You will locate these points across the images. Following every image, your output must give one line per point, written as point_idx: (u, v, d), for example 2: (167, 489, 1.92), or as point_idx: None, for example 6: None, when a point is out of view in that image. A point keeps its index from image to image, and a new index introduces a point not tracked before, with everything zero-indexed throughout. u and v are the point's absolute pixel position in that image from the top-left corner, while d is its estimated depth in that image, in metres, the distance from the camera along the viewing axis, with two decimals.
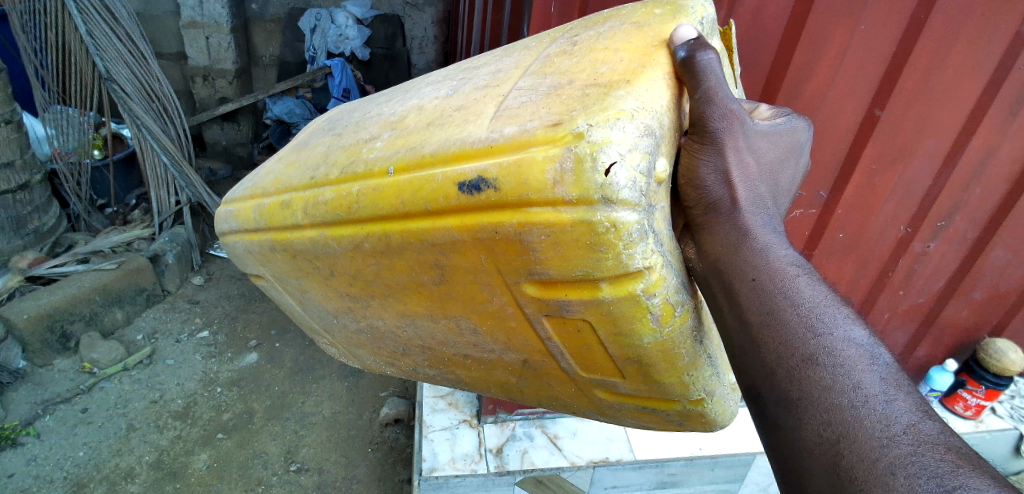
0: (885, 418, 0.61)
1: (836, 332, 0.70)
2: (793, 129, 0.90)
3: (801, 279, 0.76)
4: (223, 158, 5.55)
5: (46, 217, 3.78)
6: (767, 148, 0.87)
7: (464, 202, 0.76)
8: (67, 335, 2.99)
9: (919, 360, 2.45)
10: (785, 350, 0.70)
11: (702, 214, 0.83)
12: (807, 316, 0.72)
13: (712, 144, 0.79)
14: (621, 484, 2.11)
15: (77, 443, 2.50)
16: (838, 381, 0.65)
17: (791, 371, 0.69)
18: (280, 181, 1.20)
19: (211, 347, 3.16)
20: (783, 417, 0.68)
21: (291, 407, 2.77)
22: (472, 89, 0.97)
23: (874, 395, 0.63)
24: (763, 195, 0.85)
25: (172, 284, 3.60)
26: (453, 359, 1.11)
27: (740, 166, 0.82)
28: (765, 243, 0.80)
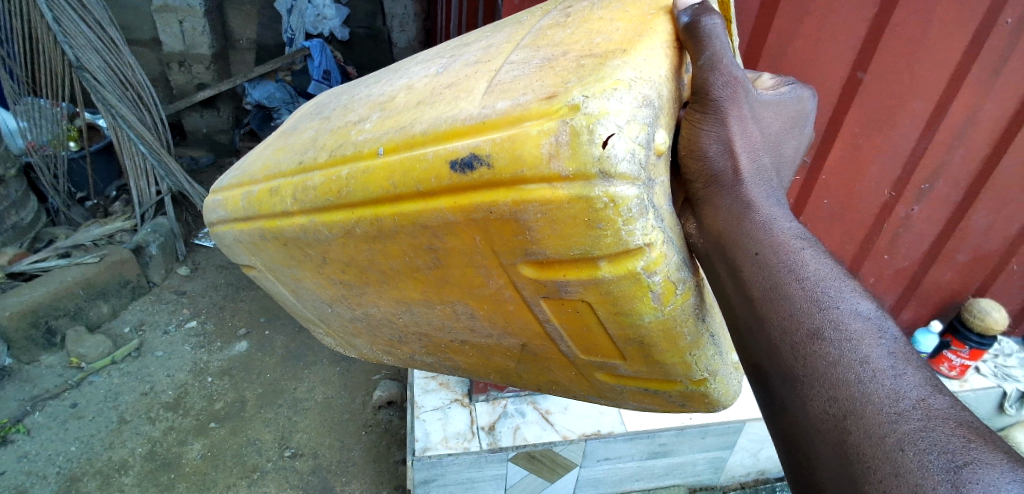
0: (894, 392, 0.57)
1: (842, 306, 0.67)
2: (795, 99, 0.91)
3: (805, 253, 0.74)
4: (205, 145, 5.41)
5: (24, 212, 3.69)
6: (772, 118, 0.88)
7: (457, 181, 0.74)
8: (52, 330, 2.96)
9: (905, 323, 2.47)
10: (789, 324, 0.68)
11: (704, 187, 0.84)
12: (812, 290, 0.69)
13: (715, 114, 0.79)
14: (613, 456, 2.13)
15: (68, 437, 2.49)
16: (844, 355, 0.62)
17: (796, 348, 0.66)
18: (268, 167, 1.17)
19: (200, 337, 3.14)
20: (788, 394, 0.65)
21: (284, 393, 2.77)
22: (463, 66, 0.94)
23: (883, 368, 0.59)
24: (766, 167, 0.86)
25: (158, 275, 3.55)
26: (451, 346, 1.10)
27: (744, 137, 0.82)
28: (766, 217, 0.79)
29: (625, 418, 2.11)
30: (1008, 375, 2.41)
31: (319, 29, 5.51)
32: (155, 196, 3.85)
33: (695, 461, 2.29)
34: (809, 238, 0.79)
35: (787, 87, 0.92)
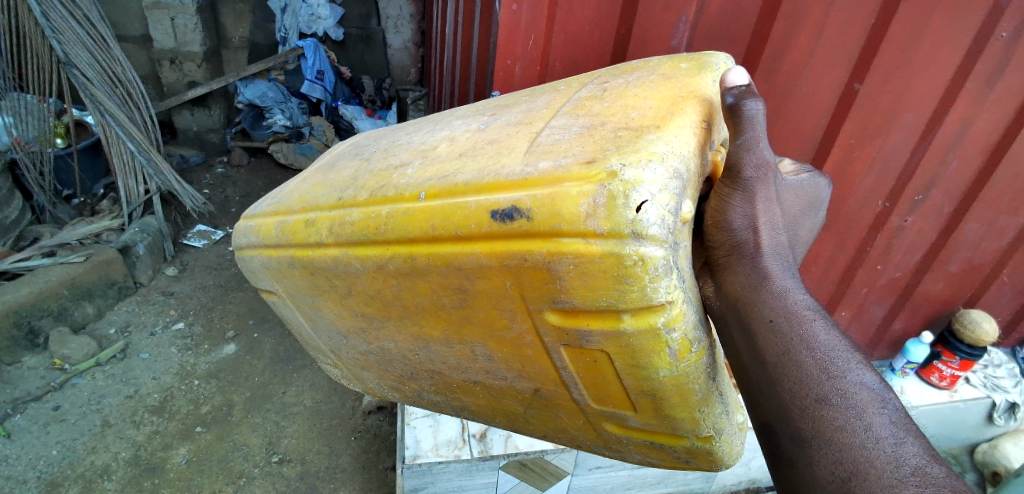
0: (895, 459, 0.70)
1: (849, 376, 0.78)
2: (805, 189, 0.99)
3: (816, 323, 0.83)
4: (195, 145, 5.30)
5: (8, 210, 3.64)
6: (792, 201, 0.96)
7: (495, 229, 0.75)
8: (35, 330, 2.89)
9: (896, 333, 2.49)
10: (800, 390, 0.78)
11: (726, 256, 0.90)
12: (823, 359, 0.79)
13: (743, 190, 0.85)
14: (604, 464, 2.13)
15: (50, 441, 2.42)
16: (850, 422, 0.74)
17: (807, 411, 0.77)
18: (305, 199, 1.16)
19: (187, 339, 3.09)
20: (796, 452, 0.77)
21: (272, 398, 2.73)
22: (504, 125, 0.95)
23: (885, 437, 0.72)
24: (784, 247, 0.91)
25: (145, 276, 3.49)
26: (462, 386, 1.08)
27: (770, 215, 0.88)
28: (778, 286, 0.86)
29: None
30: (997, 386, 2.45)
31: (313, 28, 5.55)
32: (143, 195, 3.79)
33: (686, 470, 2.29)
34: (819, 310, 0.86)
35: (795, 176, 0.98)
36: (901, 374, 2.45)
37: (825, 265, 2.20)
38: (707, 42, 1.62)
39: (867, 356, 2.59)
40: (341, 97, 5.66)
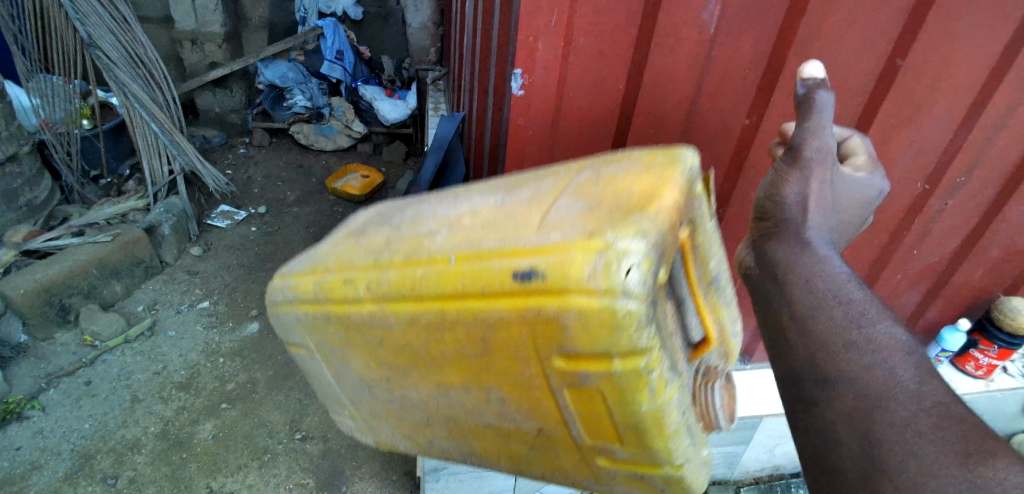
0: (916, 393, 0.63)
1: (877, 326, 0.71)
2: (875, 193, 0.95)
3: (851, 282, 0.77)
4: (217, 125, 5.35)
5: (38, 191, 3.73)
6: (848, 197, 0.93)
7: (514, 287, 0.68)
8: (66, 307, 2.96)
9: (930, 321, 2.41)
10: (824, 338, 0.72)
11: (774, 225, 0.88)
12: (853, 310, 0.73)
13: (801, 170, 0.85)
14: None
15: (83, 414, 2.45)
16: (874, 360, 0.67)
17: (829, 352, 0.70)
18: (344, 260, 0.93)
19: (212, 316, 3.15)
20: (813, 391, 0.70)
21: (294, 376, 2.77)
22: (519, 201, 0.84)
23: (909, 379, 0.65)
24: (833, 230, 0.89)
25: (170, 256, 3.55)
26: (474, 436, 0.99)
27: (825, 200, 0.87)
28: (821, 251, 0.81)
29: None
30: None
31: (331, 8, 5.46)
32: (168, 176, 3.82)
33: None
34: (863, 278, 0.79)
35: (868, 174, 0.95)
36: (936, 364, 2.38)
37: (855, 252, 2.12)
38: (741, 19, 1.44)
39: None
40: (361, 76, 5.60)
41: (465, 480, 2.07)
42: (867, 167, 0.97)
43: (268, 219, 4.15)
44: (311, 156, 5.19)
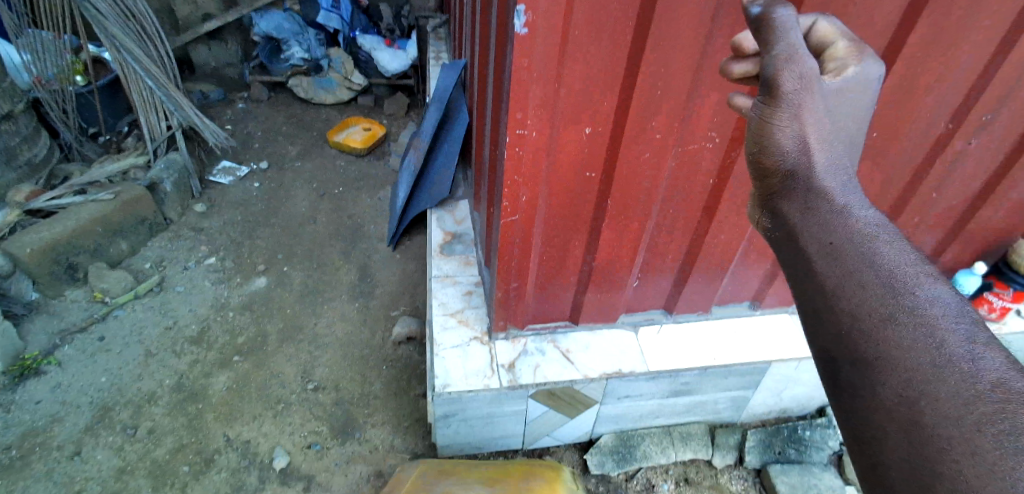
0: (971, 374, 0.59)
1: (918, 293, 0.68)
2: (872, 79, 0.89)
3: (880, 242, 0.73)
4: (215, 80, 5.22)
5: (37, 148, 3.66)
6: (837, 112, 0.88)
7: None
8: (73, 266, 2.96)
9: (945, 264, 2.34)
10: (860, 311, 0.69)
11: (782, 183, 0.85)
12: (885, 276, 0.70)
13: (787, 108, 0.82)
14: (634, 394, 2.13)
15: (98, 369, 2.49)
16: (919, 338, 0.64)
17: (866, 330, 0.67)
18: None
19: (219, 272, 3.14)
20: (856, 377, 0.67)
21: (304, 328, 2.79)
22: None
23: (959, 350, 0.62)
24: (843, 156, 0.85)
25: (174, 213, 3.53)
26: None
27: (824, 129, 0.84)
28: (831, 205, 0.79)
29: (647, 358, 2.09)
30: None
31: None
32: (166, 131, 3.75)
33: (717, 399, 2.29)
34: (891, 229, 0.76)
35: (855, 66, 0.89)
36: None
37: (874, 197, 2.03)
38: None
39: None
40: (361, 26, 5.32)
41: (475, 426, 2.09)
42: (852, 57, 0.90)
43: (271, 174, 4.08)
44: (310, 110, 5.03)
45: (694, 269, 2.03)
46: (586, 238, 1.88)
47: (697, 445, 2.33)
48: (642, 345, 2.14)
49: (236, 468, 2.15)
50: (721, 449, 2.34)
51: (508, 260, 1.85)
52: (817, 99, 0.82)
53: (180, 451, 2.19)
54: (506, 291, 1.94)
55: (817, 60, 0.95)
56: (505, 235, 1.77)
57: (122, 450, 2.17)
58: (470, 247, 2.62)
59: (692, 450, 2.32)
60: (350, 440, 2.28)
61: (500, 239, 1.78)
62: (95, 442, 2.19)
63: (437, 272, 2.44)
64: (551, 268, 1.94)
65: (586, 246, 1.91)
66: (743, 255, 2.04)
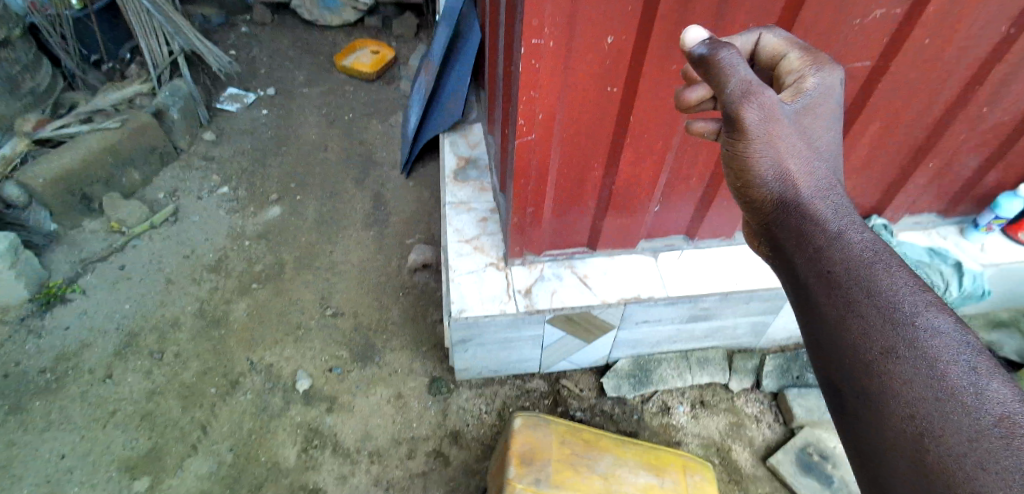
0: (976, 410, 0.58)
1: (917, 320, 0.66)
2: (831, 83, 0.93)
3: (874, 263, 0.72)
4: (215, 4, 4.80)
5: (39, 76, 3.56)
6: (807, 124, 0.91)
7: None
8: (88, 197, 2.95)
9: (986, 187, 2.19)
10: (855, 343, 0.68)
11: (771, 209, 0.85)
12: (881, 304, 0.68)
13: (757, 139, 0.86)
14: (652, 319, 2.10)
15: (121, 296, 2.53)
16: (921, 372, 0.63)
17: (868, 365, 0.67)
18: None
19: (233, 202, 3.11)
20: (861, 412, 0.67)
21: (320, 257, 2.78)
22: None
23: (961, 382, 0.61)
24: (824, 168, 0.87)
25: (184, 142, 3.45)
26: None
27: (795, 150, 0.87)
28: (824, 227, 0.78)
29: (667, 283, 2.04)
30: None
31: None
32: (168, 57, 3.59)
33: (736, 325, 2.24)
34: (886, 248, 0.74)
35: (813, 76, 0.94)
36: (986, 231, 2.26)
37: (916, 117, 1.85)
38: None
39: (945, 213, 2.33)
40: None
41: (492, 350, 2.10)
42: (808, 67, 0.95)
43: (279, 101, 3.90)
44: (315, 34, 4.74)
45: (718, 193, 1.92)
46: (607, 159, 1.76)
47: (714, 369, 2.32)
48: (662, 271, 2.07)
49: (261, 390, 2.22)
50: (737, 373, 2.32)
51: (525, 182, 1.75)
52: (780, 126, 0.86)
53: (207, 374, 2.26)
54: (522, 215, 1.86)
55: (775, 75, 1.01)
56: (520, 154, 1.66)
57: (151, 373, 2.25)
58: (484, 173, 2.50)
59: (709, 373, 2.31)
60: (370, 364, 2.32)
61: (515, 160, 1.67)
62: (125, 366, 2.26)
63: (451, 198, 2.34)
64: (569, 191, 1.84)
65: (606, 168, 1.79)
66: None
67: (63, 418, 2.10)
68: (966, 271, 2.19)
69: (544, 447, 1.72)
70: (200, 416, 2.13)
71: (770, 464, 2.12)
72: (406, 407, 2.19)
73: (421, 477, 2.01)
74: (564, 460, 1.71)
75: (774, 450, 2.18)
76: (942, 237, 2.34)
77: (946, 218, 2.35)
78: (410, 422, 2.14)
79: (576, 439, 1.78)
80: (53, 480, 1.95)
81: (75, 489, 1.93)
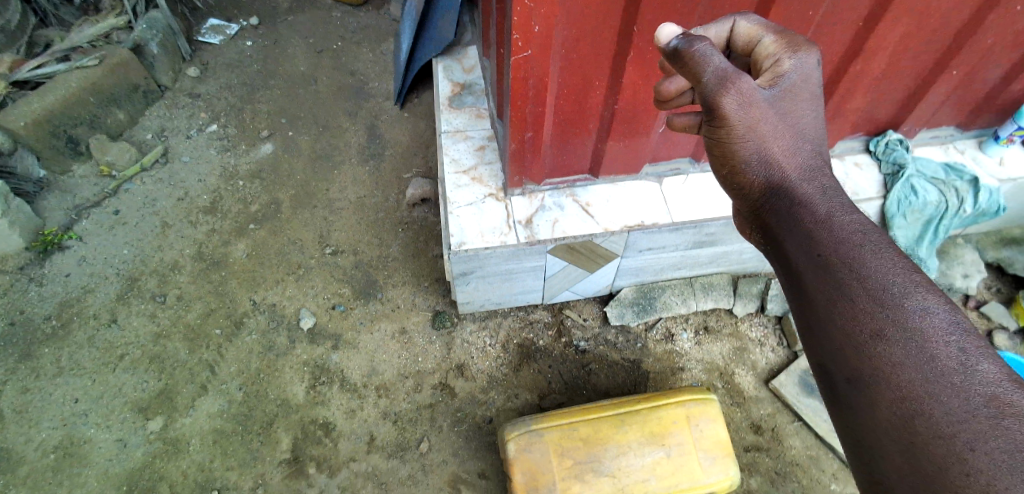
0: (966, 391, 0.65)
1: (907, 304, 0.73)
2: (807, 66, 0.98)
3: (867, 250, 0.78)
4: None
5: (7, 12, 3.32)
6: (788, 107, 0.97)
7: None
8: (73, 139, 2.82)
9: (1009, 97, 2.07)
10: (851, 329, 0.74)
11: (761, 197, 0.93)
12: (873, 289, 0.75)
13: (737, 126, 0.94)
14: (656, 247, 2.03)
15: (119, 241, 2.51)
16: (911, 356, 0.70)
17: (861, 349, 0.73)
18: None
19: (223, 140, 2.96)
20: (855, 392, 0.73)
21: (317, 194, 2.70)
22: None
23: (952, 363, 0.67)
24: (808, 154, 0.94)
25: (166, 79, 3.21)
26: None
27: (777, 137, 0.94)
28: (818, 215, 0.84)
29: (671, 209, 1.95)
30: None
31: None
32: None
33: (743, 250, 2.17)
34: (877, 233, 0.81)
35: (790, 59, 0.99)
36: (1005, 144, 2.14)
37: (942, 21, 1.68)
38: None
39: (964, 126, 2.19)
40: None
41: (493, 283, 2.06)
42: (784, 50, 1.00)
43: (262, 31, 3.54)
44: None
45: None
46: (609, 77, 1.62)
47: (718, 294, 2.29)
48: (666, 196, 1.98)
49: (266, 329, 2.23)
50: (742, 297, 2.29)
51: (522, 105, 1.62)
52: (760, 114, 0.93)
53: (211, 315, 2.27)
54: (520, 142, 1.75)
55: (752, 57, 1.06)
56: (516, 73, 1.51)
57: (156, 316, 2.26)
58: (481, 98, 2.32)
59: (713, 299, 2.28)
60: (373, 300, 2.32)
61: (511, 79, 1.53)
62: (129, 311, 2.27)
63: (447, 127, 2.20)
64: (569, 114, 1.72)
65: (608, 88, 1.65)
66: None
67: (73, 363, 2.14)
68: (982, 186, 2.08)
69: (543, 470, 1.67)
70: (207, 356, 2.16)
71: (773, 386, 2.13)
72: (411, 342, 2.20)
73: (427, 409, 2.05)
74: (569, 474, 1.67)
75: (777, 372, 2.18)
76: (959, 152, 2.20)
77: (964, 131, 2.21)
78: (415, 357, 2.16)
79: (575, 443, 1.71)
80: (70, 422, 2.01)
81: (92, 429, 2.00)
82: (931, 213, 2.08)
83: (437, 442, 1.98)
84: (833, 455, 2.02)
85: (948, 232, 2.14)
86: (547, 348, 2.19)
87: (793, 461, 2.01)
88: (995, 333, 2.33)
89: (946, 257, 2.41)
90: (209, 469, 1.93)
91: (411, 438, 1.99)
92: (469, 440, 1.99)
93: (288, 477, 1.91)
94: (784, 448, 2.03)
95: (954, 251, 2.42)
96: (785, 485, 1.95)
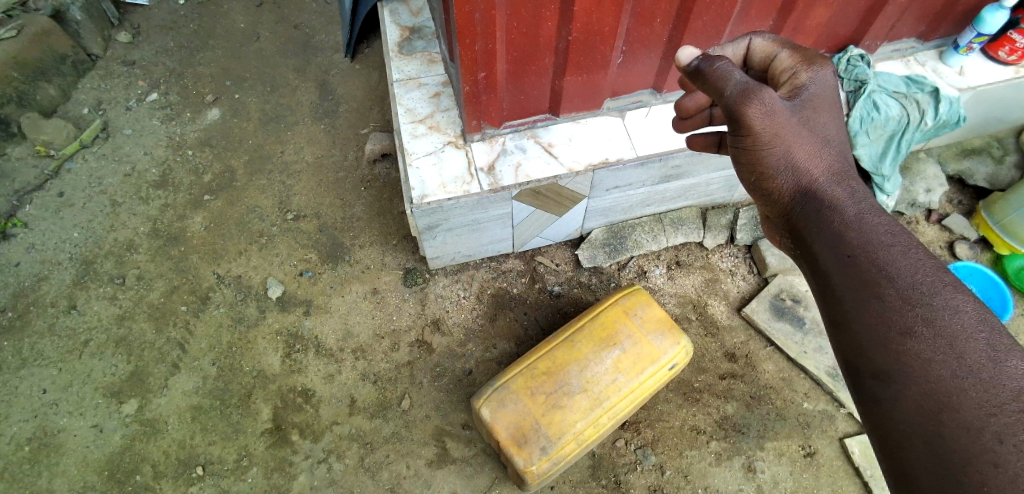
0: (995, 387, 0.68)
1: (934, 300, 0.76)
2: (824, 78, 1.08)
3: (899, 251, 0.82)
4: None
5: None
6: (814, 114, 1.05)
7: None
8: (2, 120, 2.55)
9: (969, 2, 2.03)
10: (878, 325, 0.78)
11: (790, 201, 1.00)
12: (904, 289, 0.78)
13: (764, 138, 1.01)
14: (623, 184, 2.00)
15: (67, 225, 2.39)
16: (937, 353, 0.73)
17: (889, 344, 0.77)
18: None
19: (167, 109, 2.78)
20: (883, 388, 0.76)
21: (271, 159, 2.58)
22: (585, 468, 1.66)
23: (980, 359, 0.70)
24: (834, 159, 1.02)
25: (97, 47, 2.91)
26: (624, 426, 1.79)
27: (801, 144, 1.01)
28: (846, 219, 0.90)
29: (635, 143, 1.90)
30: None
31: None
32: None
33: (710, 181, 2.16)
34: (905, 235, 0.85)
35: (806, 71, 1.09)
36: (966, 53, 2.10)
37: None
38: None
39: (925, 36, 2.15)
40: None
41: (461, 234, 2.02)
42: (800, 64, 1.11)
43: None
44: None
45: (684, 36, 1.73)
46: (560, 4, 1.51)
47: (689, 228, 2.28)
48: (629, 130, 1.93)
49: (234, 302, 2.18)
50: (712, 230, 2.29)
51: (471, 42, 1.52)
52: (783, 121, 1.00)
53: (174, 293, 2.20)
54: (473, 83, 1.65)
55: (769, 70, 1.18)
56: (461, 6, 1.40)
57: (117, 299, 2.19)
58: (432, 42, 2.19)
59: (684, 233, 2.27)
60: (342, 263, 2.27)
61: (456, 13, 1.42)
62: (87, 295, 2.20)
63: (398, 75, 2.08)
64: (522, 49, 1.62)
65: (561, 17, 1.55)
66: (744, 7, 1.73)
67: (36, 354, 2.08)
68: (942, 97, 2.04)
69: (522, 416, 1.67)
70: (175, 335, 2.12)
71: (745, 314, 2.17)
72: (383, 302, 2.17)
73: (406, 367, 2.05)
74: (548, 409, 1.68)
75: (748, 300, 2.22)
76: (920, 64, 2.16)
77: (925, 42, 2.17)
78: (389, 316, 2.14)
79: (539, 379, 1.72)
80: (41, 413, 1.98)
81: (65, 419, 1.97)
82: (893, 128, 2.04)
83: (419, 398, 2.00)
84: (806, 375, 2.09)
85: (910, 148, 2.09)
86: (522, 296, 2.18)
87: (767, 384, 2.07)
88: (957, 244, 2.39)
89: (909, 173, 2.41)
90: (191, 446, 1.93)
91: (391, 397, 2.00)
92: (451, 393, 2.01)
93: (272, 446, 1.93)
94: (759, 373, 2.09)
95: (917, 166, 2.42)
96: (760, 408, 2.02)
